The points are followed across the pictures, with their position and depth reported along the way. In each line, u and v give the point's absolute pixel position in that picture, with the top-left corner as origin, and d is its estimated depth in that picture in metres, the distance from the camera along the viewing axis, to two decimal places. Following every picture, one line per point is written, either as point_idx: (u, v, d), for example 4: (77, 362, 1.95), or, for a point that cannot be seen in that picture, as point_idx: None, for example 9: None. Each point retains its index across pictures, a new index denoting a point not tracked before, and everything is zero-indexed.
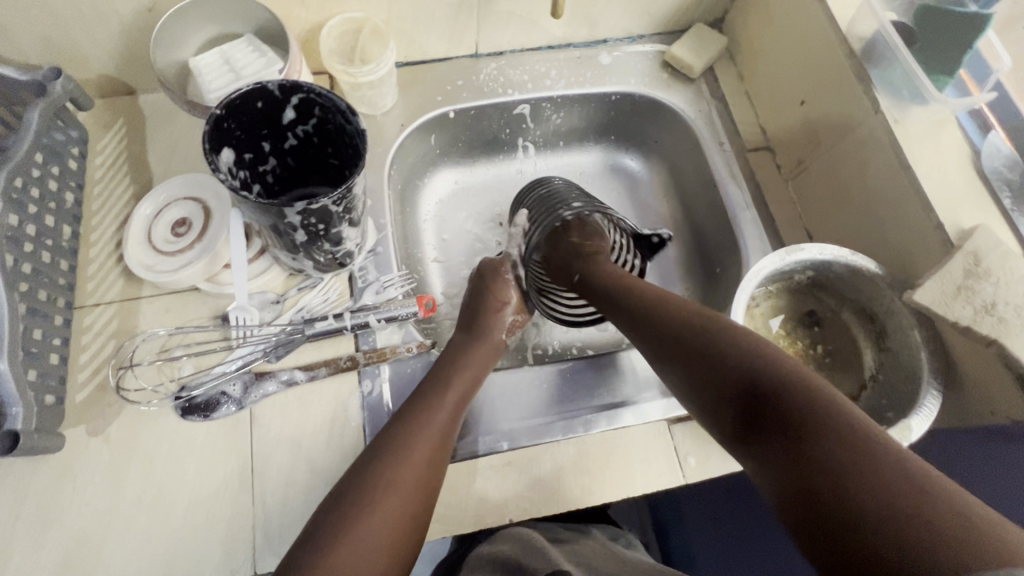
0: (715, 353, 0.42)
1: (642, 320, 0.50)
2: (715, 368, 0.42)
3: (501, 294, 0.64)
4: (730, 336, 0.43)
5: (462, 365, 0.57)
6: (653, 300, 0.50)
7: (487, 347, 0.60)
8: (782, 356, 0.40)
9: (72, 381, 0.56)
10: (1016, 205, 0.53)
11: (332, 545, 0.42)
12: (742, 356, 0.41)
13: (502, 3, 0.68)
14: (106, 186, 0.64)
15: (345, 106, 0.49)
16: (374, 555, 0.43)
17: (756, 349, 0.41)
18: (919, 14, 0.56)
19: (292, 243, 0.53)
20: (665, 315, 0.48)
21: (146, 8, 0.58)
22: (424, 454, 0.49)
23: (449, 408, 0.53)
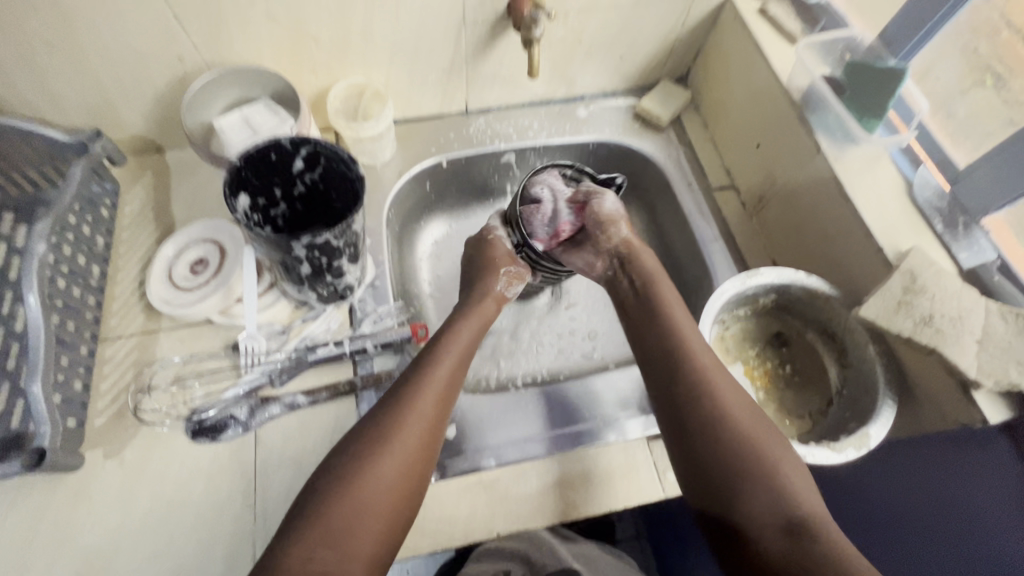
0: (754, 452, 0.49)
1: (698, 394, 0.53)
2: (743, 474, 0.48)
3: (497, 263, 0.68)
4: (769, 439, 0.50)
5: (459, 327, 0.62)
6: (717, 383, 0.54)
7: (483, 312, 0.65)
8: (812, 502, 0.47)
9: (93, 407, 0.60)
10: (948, 229, 0.58)
11: (340, 479, 0.47)
12: (769, 466, 0.48)
13: (487, 67, 0.77)
14: (133, 231, 0.72)
15: (346, 156, 0.56)
16: (382, 490, 0.47)
17: (783, 459, 0.49)
18: (847, 69, 0.65)
19: (298, 276, 0.59)
20: (726, 400, 0.53)
21: (178, 78, 0.68)
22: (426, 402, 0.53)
23: (448, 364, 0.57)
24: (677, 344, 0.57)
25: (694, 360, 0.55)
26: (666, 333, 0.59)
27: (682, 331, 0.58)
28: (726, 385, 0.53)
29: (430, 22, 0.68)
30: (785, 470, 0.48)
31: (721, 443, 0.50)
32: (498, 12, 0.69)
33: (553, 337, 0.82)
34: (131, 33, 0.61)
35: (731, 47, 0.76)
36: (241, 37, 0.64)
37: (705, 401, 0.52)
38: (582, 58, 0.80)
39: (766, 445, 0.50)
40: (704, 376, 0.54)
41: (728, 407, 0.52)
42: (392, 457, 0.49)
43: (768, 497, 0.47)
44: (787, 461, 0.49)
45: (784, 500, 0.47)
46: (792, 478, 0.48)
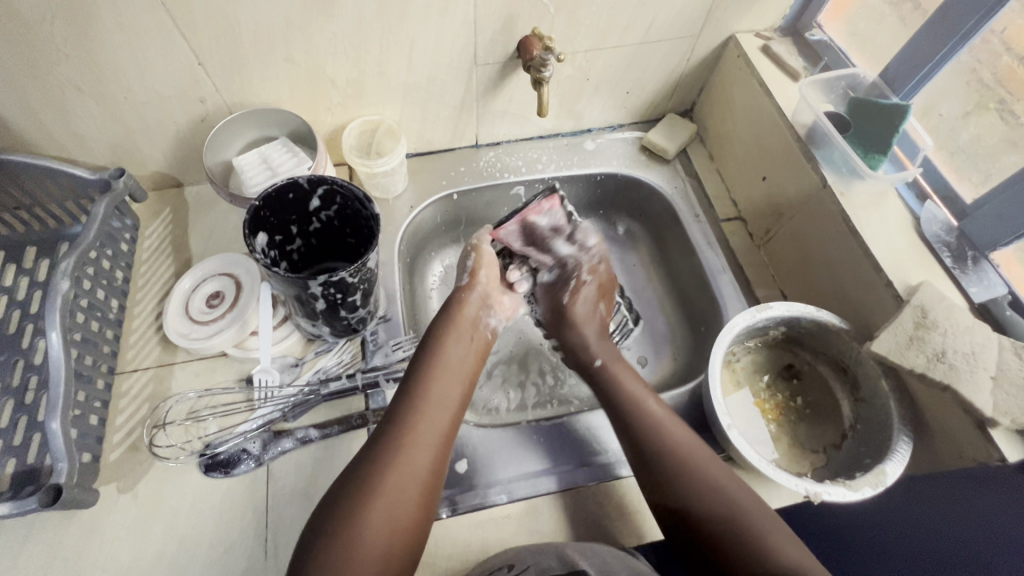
0: (713, 508, 0.52)
1: (670, 461, 0.55)
2: (701, 516, 0.52)
3: (472, 271, 0.70)
4: (730, 484, 0.53)
5: (447, 366, 0.60)
6: (683, 441, 0.57)
7: (469, 355, 0.63)
8: (750, 519, 0.50)
9: (108, 441, 0.61)
10: (956, 263, 0.59)
11: (354, 502, 0.48)
12: (732, 512, 0.51)
13: (497, 104, 0.80)
14: (151, 265, 0.73)
15: (362, 195, 0.58)
16: (396, 510, 0.49)
17: (727, 485, 0.53)
18: (851, 106, 0.66)
19: (313, 311, 0.60)
20: (691, 457, 0.55)
21: (200, 118, 0.70)
22: (436, 430, 0.55)
23: (450, 399, 0.58)
24: (631, 412, 0.60)
25: (653, 419, 0.59)
26: (630, 410, 0.60)
27: (648, 406, 0.60)
28: (665, 420, 0.59)
29: (442, 63, 0.70)
30: (747, 510, 0.51)
31: (690, 489, 0.53)
32: (508, 52, 0.71)
33: (564, 367, 0.81)
34: (157, 77, 0.63)
35: (735, 82, 0.78)
36: (261, 79, 0.67)
37: (677, 477, 0.54)
38: (589, 94, 0.82)
39: (708, 476, 0.54)
40: (660, 429, 0.58)
41: (688, 462, 0.55)
42: (402, 482, 0.50)
43: (726, 527, 0.51)
44: (754, 508, 0.51)
45: (752, 535, 0.50)
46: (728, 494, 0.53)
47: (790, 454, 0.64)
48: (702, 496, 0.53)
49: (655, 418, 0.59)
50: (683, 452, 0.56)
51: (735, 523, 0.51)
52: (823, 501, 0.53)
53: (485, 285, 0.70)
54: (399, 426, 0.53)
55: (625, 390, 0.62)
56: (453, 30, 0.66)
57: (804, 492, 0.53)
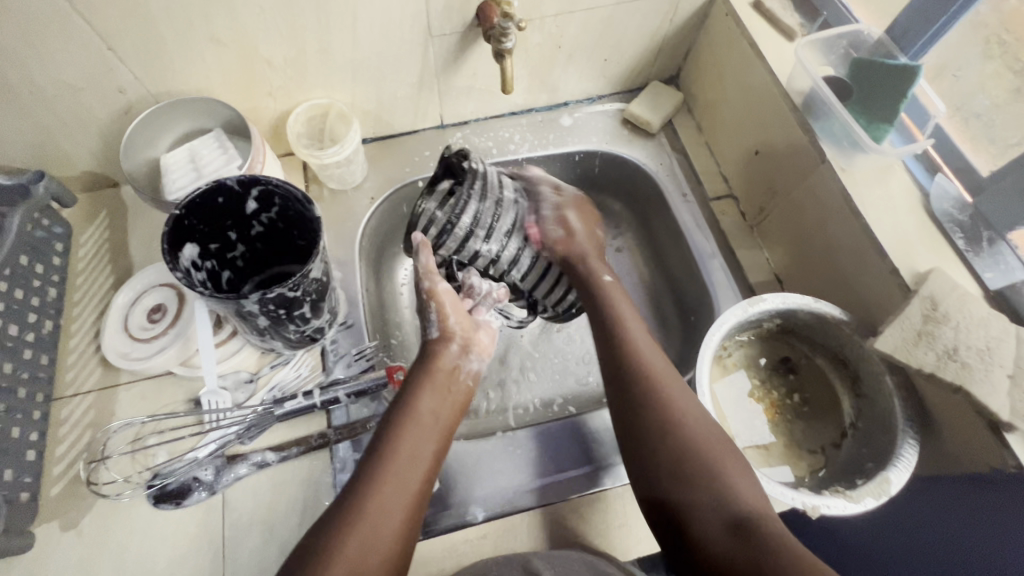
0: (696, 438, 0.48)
1: (654, 405, 0.51)
2: (693, 470, 0.47)
3: (441, 323, 0.59)
4: (706, 426, 0.50)
5: (429, 412, 0.53)
6: (664, 387, 0.52)
7: (453, 402, 0.56)
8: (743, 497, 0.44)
9: (48, 475, 0.56)
10: (969, 245, 0.53)
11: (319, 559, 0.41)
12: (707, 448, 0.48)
13: (461, 80, 0.72)
14: (88, 277, 0.67)
15: (301, 196, 0.51)
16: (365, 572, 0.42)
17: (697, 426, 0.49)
18: (853, 69, 0.59)
19: (257, 327, 0.54)
20: (667, 393, 0.52)
21: (123, 111, 0.62)
22: (415, 483, 0.48)
23: (432, 451, 0.51)
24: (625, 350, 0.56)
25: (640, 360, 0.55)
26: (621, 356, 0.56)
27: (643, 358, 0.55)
28: (676, 388, 0.52)
29: (392, 35, 0.62)
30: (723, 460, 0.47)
31: (661, 425, 0.50)
32: (467, 20, 0.63)
33: (545, 364, 0.76)
34: (62, 67, 0.55)
35: (723, 44, 0.70)
36: (184, 63, 0.59)
37: (656, 393, 0.52)
38: (563, 64, 0.74)
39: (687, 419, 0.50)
40: (650, 377, 0.53)
41: (671, 398, 0.51)
42: (372, 539, 0.43)
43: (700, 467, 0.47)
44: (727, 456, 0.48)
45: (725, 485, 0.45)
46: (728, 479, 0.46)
47: (787, 456, 0.59)
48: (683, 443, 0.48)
49: (640, 366, 0.54)
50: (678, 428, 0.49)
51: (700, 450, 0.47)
52: (821, 515, 0.48)
53: (459, 328, 0.59)
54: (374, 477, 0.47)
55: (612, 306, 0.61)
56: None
57: (800, 506, 0.49)
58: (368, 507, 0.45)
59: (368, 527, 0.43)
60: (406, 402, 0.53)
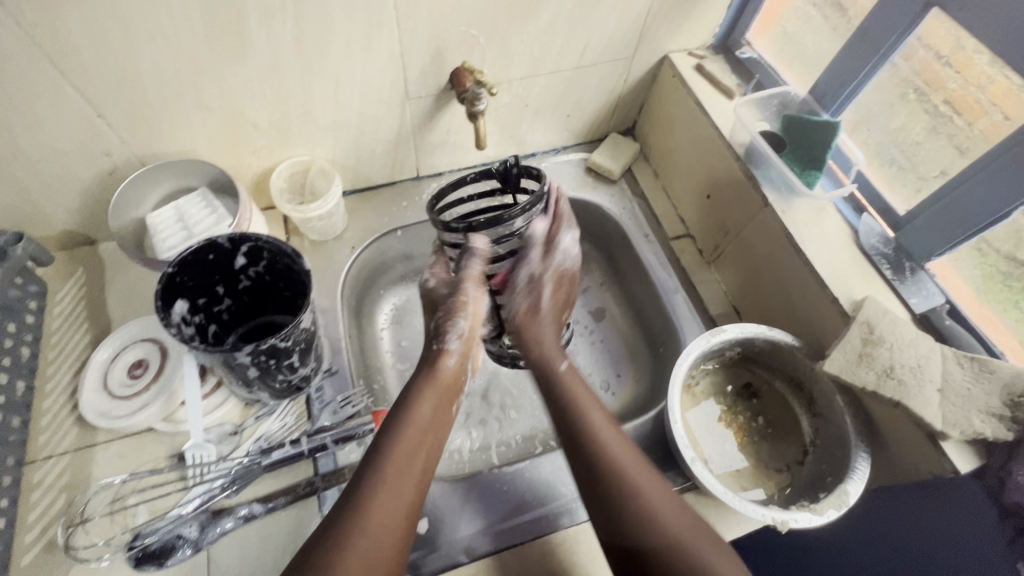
0: (642, 499, 0.48)
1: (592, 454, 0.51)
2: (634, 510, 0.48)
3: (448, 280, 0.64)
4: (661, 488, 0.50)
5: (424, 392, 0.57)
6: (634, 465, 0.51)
7: (445, 380, 0.59)
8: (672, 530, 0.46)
9: (18, 544, 0.54)
10: (895, 275, 0.61)
11: (358, 510, 0.46)
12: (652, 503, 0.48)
13: (436, 136, 0.77)
14: (64, 334, 0.66)
15: (290, 250, 0.54)
16: (399, 508, 0.47)
17: (669, 515, 0.47)
18: (784, 124, 0.67)
19: (246, 377, 0.55)
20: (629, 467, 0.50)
21: (107, 172, 0.64)
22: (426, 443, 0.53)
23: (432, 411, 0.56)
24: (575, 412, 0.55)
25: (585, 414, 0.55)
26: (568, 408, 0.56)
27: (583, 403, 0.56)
28: (622, 451, 0.52)
29: (371, 98, 0.67)
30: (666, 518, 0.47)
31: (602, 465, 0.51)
32: (441, 84, 0.69)
33: (525, 401, 0.78)
34: (50, 132, 0.57)
35: (673, 102, 0.78)
36: (172, 125, 0.61)
37: (605, 462, 0.51)
38: (530, 120, 0.80)
39: (627, 471, 0.50)
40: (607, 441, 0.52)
41: (623, 470, 0.50)
42: (401, 485, 0.49)
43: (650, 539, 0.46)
44: (636, 470, 0.50)
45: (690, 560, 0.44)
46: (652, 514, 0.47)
47: (756, 478, 0.63)
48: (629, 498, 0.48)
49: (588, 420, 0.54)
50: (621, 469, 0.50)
51: (661, 547, 0.45)
52: (790, 529, 0.52)
53: (467, 342, 0.61)
54: (388, 436, 0.52)
55: (571, 394, 0.57)
56: (380, 66, 0.63)
57: (771, 521, 0.52)
58: (368, 523, 0.45)
59: (382, 521, 0.46)
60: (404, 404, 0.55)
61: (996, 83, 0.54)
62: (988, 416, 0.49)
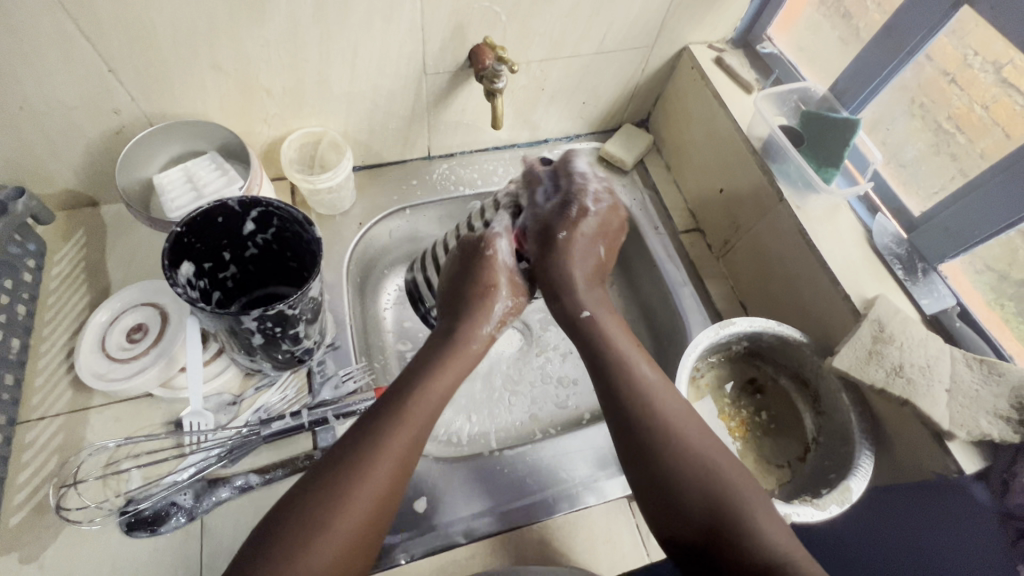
0: (697, 466, 0.44)
1: (641, 410, 0.48)
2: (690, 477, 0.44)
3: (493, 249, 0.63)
4: (724, 462, 0.45)
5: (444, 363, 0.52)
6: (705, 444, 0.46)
7: (469, 341, 0.55)
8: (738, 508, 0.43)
9: (8, 503, 0.53)
10: (907, 275, 0.61)
11: (344, 471, 0.43)
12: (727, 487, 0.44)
13: (450, 114, 0.76)
14: (61, 296, 0.65)
15: (301, 217, 0.53)
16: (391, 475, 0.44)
17: (738, 489, 0.44)
18: (803, 119, 0.67)
19: (249, 345, 0.54)
20: (689, 444, 0.46)
21: (114, 131, 0.62)
22: (430, 407, 0.49)
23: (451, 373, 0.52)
24: (616, 362, 0.51)
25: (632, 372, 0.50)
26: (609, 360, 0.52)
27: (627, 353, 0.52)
28: (675, 412, 0.48)
29: (388, 72, 0.66)
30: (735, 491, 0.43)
31: (654, 425, 0.47)
32: (460, 61, 0.68)
33: (526, 387, 0.77)
34: (59, 86, 0.55)
35: (690, 94, 0.78)
36: (184, 86, 0.60)
37: (656, 420, 0.47)
38: (545, 104, 0.80)
39: (678, 431, 0.46)
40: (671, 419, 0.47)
41: (679, 432, 0.46)
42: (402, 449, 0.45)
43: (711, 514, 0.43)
44: (685, 426, 0.47)
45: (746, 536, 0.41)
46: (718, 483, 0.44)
47: (756, 472, 0.63)
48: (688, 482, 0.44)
49: (636, 373, 0.50)
50: (677, 429, 0.47)
51: (722, 521, 0.42)
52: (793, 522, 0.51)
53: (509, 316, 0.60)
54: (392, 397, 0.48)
55: (603, 336, 0.54)
56: (400, 38, 0.62)
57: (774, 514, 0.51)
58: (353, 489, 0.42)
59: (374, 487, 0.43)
60: (422, 370, 0.51)
61: (1000, 102, 0.57)
62: (996, 418, 0.50)
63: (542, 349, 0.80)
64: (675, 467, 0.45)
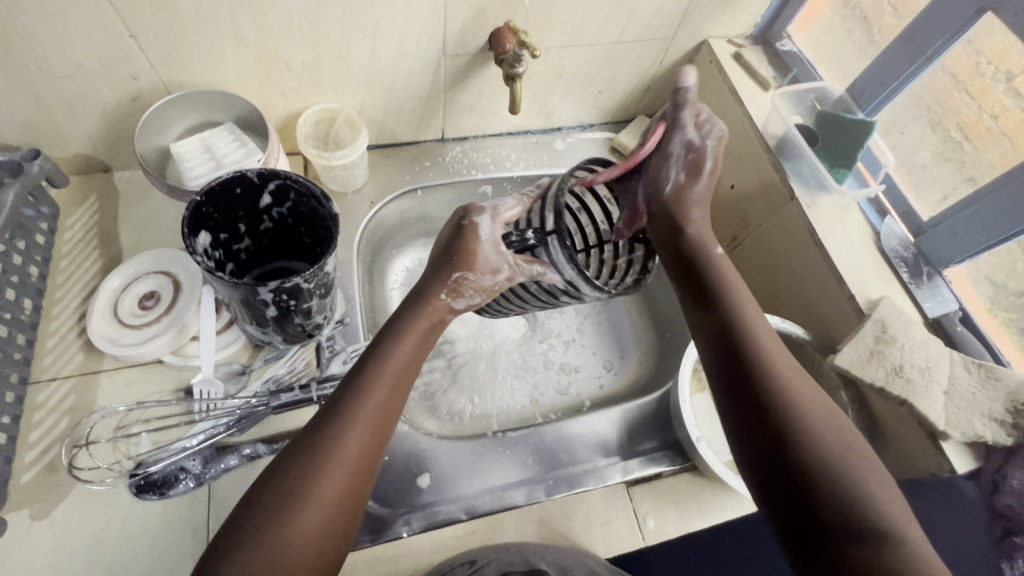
0: (811, 427, 0.43)
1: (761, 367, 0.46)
2: (806, 437, 0.42)
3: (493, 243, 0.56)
4: (841, 434, 0.43)
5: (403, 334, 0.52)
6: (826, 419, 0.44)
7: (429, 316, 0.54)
8: (854, 478, 0.40)
9: (19, 461, 0.54)
10: (912, 278, 0.62)
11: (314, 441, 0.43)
12: (846, 461, 0.41)
13: (466, 97, 0.76)
14: (73, 260, 0.65)
15: (319, 192, 0.53)
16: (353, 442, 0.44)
17: (855, 459, 0.42)
18: (818, 120, 0.68)
19: (262, 317, 0.54)
20: (807, 409, 0.44)
21: (131, 98, 0.62)
22: (395, 369, 0.49)
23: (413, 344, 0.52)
24: (734, 319, 0.50)
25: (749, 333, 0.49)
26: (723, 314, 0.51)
27: (746, 314, 0.50)
28: (796, 376, 0.46)
29: (408, 52, 0.66)
30: (852, 461, 0.41)
31: (773, 383, 0.45)
32: (479, 44, 0.68)
33: (528, 371, 0.78)
34: (79, 49, 0.55)
35: (707, 88, 0.77)
36: (204, 56, 0.60)
37: (775, 379, 0.45)
38: (561, 92, 0.80)
39: (798, 394, 0.45)
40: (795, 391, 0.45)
41: (798, 393, 0.45)
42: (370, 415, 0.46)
43: (826, 476, 0.40)
44: (801, 389, 0.45)
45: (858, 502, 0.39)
46: (837, 449, 0.42)
47: None
48: (817, 469, 0.41)
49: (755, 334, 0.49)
50: (796, 392, 0.45)
51: (837, 485, 0.40)
52: None
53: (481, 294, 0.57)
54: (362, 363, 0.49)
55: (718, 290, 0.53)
56: (421, 18, 0.62)
57: None
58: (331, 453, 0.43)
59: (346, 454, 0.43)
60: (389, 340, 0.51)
61: (1010, 113, 0.59)
62: (990, 421, 0.51)
63: (545, 336, 0.80)
64: (791, 425, 0.43)
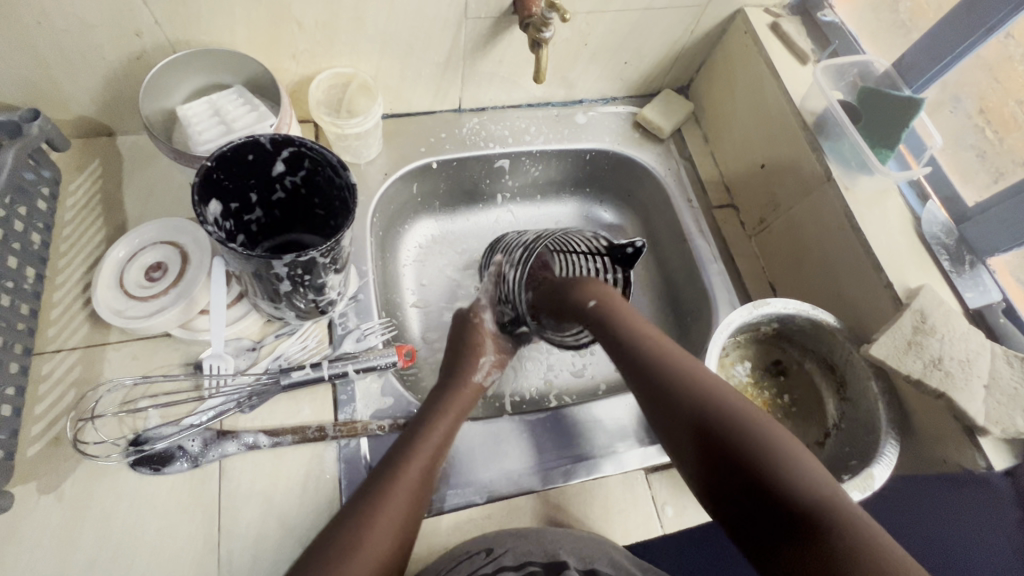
0: (727, 422, 0.46)
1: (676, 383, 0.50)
2: (725, 432, 0.46)
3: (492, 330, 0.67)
4: (757, 417, 0.47)
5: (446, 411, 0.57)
6: (749, 411, 0.47)
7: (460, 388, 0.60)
8: (777, 456, 0.43)
9: (25, 434, 0.53)
10: (953, 267, 0.59)
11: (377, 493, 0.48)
12: (768, 444, 0.44)
13: (486, 65, 0.72)
14: (77, 228, 0.62)
15: (335, 161, 0.50)
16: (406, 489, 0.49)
17: (775, 441, 0.45)
18: (863, 95, 0.64)
19: (275, 291, 0.52)
20: (725, 406, 0.48)
21: (135, 56, 0.59)
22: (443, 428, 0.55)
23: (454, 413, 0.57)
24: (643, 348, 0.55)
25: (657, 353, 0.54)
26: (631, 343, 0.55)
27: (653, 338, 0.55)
28: (708, 381, 0.50)
29: (428, 13, 0.62)
30: (772, 444, 0.44)
31: (690, 395, 0.49)
32: (503, 7, 0.64)
33: (543, 353, 0.76)
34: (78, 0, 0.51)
35: (740, 61, 0.73)
36: (211, 12, 0.56)
37: (691, 389, 0.50)
38: (585, 62, 0.76)
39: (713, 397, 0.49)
40: (719, 401, 0.48)
41: (716, 394, 0.49)
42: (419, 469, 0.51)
43: (748, 462, 0.44)
44: (715, 391, 0.49)
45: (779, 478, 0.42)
46: (756, 433, 0.45)
47: None
48: (747, 460, 0.44)
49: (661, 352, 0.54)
50: (712, 396, 0.48)
51: (763, 472, 0.43)
52: None
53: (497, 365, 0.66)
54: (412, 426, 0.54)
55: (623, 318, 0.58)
56: None
57: None
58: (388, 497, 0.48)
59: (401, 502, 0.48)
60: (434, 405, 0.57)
61: None
62: None
63: None
64: (710, 427, 0.46)
